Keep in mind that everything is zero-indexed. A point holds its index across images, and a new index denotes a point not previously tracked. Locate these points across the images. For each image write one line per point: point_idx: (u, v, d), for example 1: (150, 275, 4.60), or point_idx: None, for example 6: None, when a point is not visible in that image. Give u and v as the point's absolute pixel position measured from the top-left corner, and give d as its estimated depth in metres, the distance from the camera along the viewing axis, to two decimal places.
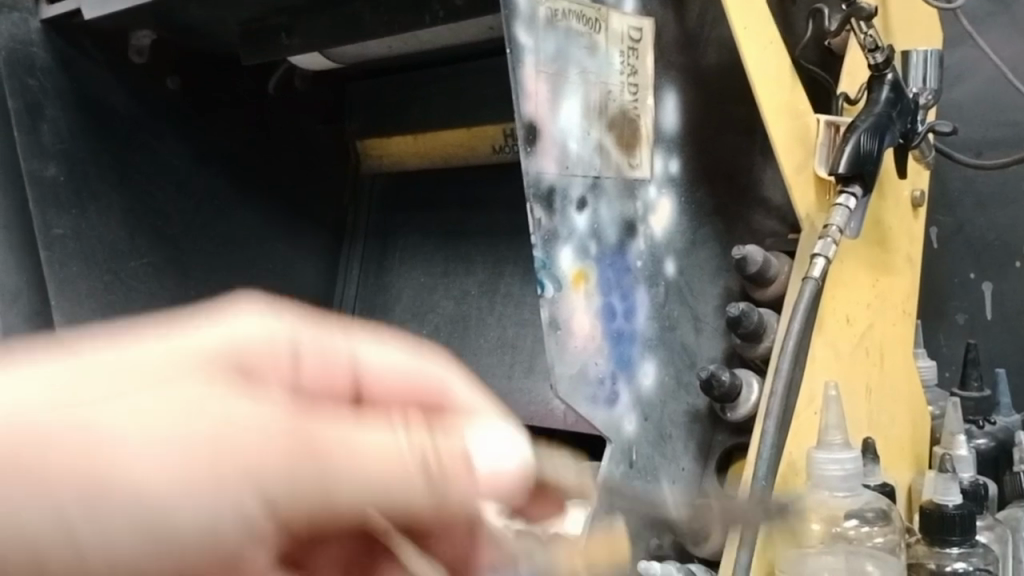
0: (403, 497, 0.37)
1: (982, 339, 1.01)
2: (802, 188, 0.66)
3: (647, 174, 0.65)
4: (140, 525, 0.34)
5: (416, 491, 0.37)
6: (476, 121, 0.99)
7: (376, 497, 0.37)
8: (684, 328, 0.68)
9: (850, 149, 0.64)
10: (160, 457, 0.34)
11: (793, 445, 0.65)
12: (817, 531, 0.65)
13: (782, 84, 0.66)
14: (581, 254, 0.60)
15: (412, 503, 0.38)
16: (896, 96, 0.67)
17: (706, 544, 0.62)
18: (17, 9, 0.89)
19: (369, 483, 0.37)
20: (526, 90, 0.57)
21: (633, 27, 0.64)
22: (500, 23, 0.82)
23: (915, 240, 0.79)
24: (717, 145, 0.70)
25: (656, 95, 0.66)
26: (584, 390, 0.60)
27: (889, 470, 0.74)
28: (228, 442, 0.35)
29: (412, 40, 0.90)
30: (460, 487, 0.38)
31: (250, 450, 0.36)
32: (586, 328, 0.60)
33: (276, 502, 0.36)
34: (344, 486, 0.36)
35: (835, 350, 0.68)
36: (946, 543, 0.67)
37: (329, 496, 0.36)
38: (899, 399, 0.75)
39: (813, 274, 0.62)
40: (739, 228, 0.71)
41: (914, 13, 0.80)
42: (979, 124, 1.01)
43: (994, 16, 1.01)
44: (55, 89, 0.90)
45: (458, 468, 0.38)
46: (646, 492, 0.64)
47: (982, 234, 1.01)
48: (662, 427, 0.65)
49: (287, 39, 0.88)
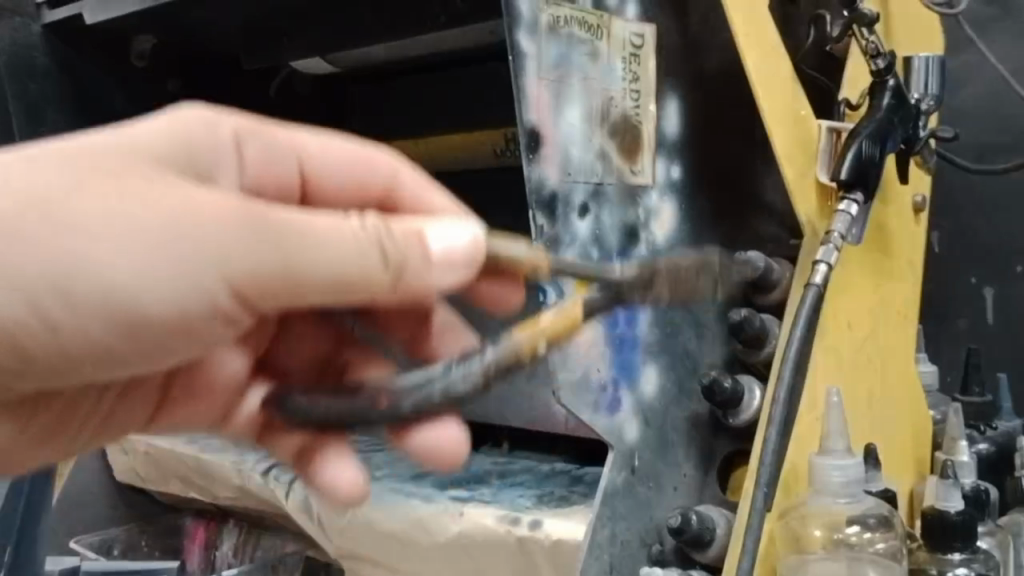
0: (361, 273, 0.45)
1: (984, 343, 1.01)
2: (804, 193, 0.66)
3: (649, 180, 0.65)
4: (114, 292, 0.43)
5: (371, 269, 0.45)
6: (476, 128, 0.96)
7: (339, 279, 0.44)
8: (686, 334, 0.68)
9: (851, 157, 0.64)
10: (136, 255, 0.42)
11: (794, 452, 0.65)
12: (818, 538, 0.65)
13: (785, 90, 0.66)
14: (583, 260, 0.60)
15: (366, 282, 0.45)
16: (897, 101, 0.67)
17: (708, 550, 0.62)
18: (18, 13, 0.88)
19: (330, 264, 0.44)
20: (528, 97, 0.57)
21: (635, 33, 0.64)
22: (502, 28, 0.82)
23: (917, 245, 0.79)
24: (718, 151, 0.70)
25: (658, 101, 0.66)
26: (586, 396, 0.60)
27: (890, 476, 0.73)
28: (190, 228, 0.42)
29: (414, 44, 0.90)
30: (412, 267, 0.46)
31: (213, 230, 0.43)
32: (588, 334, 0.60)
33: (231, 272, 0.44)
34: (304, 264, 0.44)
35: (837, 356, 0.68)
36: (948, 550, 0.67)
37: (291, 267, 0.44)
38: (901, 404, 0.75)
39: (816, 280, 0.62)
40: (742, 234, 0.71)
41: (915, 17, 0.80)
42: (981, 128, 1.02)
43: (996, 19, 1.01)
44: (56, 93, 0.91)
45: (413, 251, 0.46)
46: (648, 498, 0.64)
47: (984, 238, 1.01)
48: (664, 433, 0.65)
49: (290, 43, 0.89)
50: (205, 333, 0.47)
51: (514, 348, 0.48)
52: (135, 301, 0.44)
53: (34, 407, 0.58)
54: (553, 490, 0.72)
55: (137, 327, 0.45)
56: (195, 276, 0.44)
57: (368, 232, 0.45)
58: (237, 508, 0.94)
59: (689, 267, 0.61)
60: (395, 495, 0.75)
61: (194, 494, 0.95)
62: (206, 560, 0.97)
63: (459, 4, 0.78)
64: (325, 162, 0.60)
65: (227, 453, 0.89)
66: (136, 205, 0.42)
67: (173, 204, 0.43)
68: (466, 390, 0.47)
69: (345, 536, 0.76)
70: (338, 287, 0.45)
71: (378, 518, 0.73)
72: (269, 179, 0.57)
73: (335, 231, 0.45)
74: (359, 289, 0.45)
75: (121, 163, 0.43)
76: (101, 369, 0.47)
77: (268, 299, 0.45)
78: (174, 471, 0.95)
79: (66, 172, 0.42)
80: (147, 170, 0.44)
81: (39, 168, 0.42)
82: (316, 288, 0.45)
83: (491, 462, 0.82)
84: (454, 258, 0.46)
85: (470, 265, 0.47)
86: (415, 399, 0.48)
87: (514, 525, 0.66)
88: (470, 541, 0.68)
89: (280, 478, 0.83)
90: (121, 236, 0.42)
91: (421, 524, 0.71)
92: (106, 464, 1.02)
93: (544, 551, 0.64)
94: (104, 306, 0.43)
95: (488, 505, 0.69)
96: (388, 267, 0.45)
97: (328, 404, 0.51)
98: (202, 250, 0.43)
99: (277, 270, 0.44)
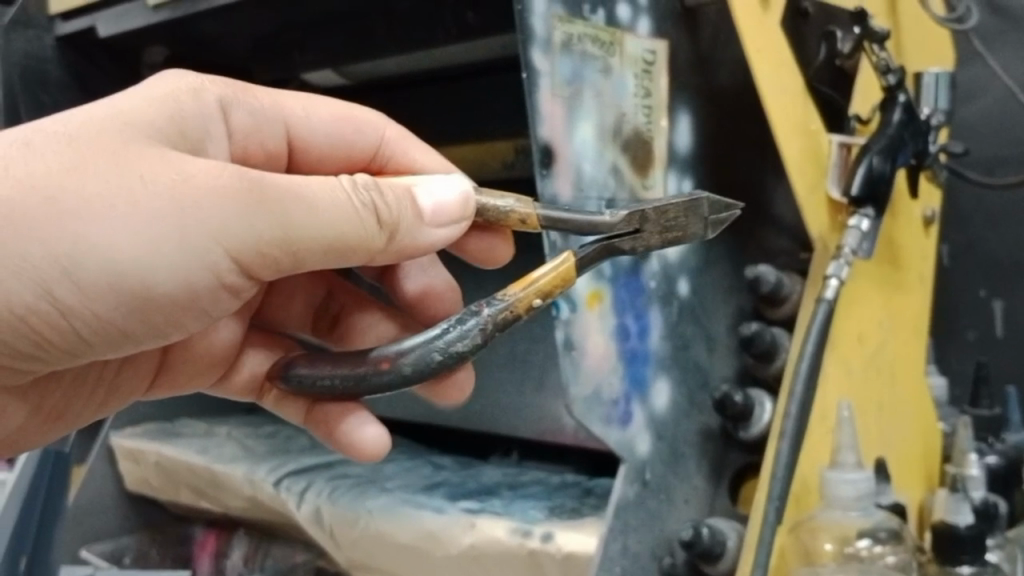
0: (359, 237, 0.51)
1: (993, 356, 1.01)
2: (816, 208, 0.67)
3: (661, 195, 0.65)
4: (122, 275, 0.48)
5: (370, 231, 0.52)
6: (489, 134, 0.97)
7: (338, 242, 0.51)
8: (697, 346, 0.68)
9: (862, 172, 0.65)
10: (141, 232, 0.47)
11: (804, 466, 0.65)
12: (829, 551, 0.66)
13: (795, 105, 0.66)
14: (596, 274, 0.61)
15: (364, 244, 0.51)
16: (907, 116, 0.68)
17: (719, 564, 0.62)
18: (31, 27, 0.88)
19: (330, 228, 0.50)
20: (542, 113, 0.57)
21: (647, 50, 0.64)
22: (514, 43, 0.83)
23: (927, 259, 0.79)
24: (728, 164, 0.70)
25: (670, 116, 0.66)
26: (598, 411, 0.60)
27: (899, 489, 0.74)
28: (190, 203, 0.48)
29: (425, 57, 0.91)
30: (405, 225, 0.53)
31: (213, 205, 0.48)
32: (600, 349, 0.60)
33: (234, 245, 0.49)
34: (302, 228, 0.50)
35: (847, 369, 0.68)
36: (957, 562, 0.68)
37: (293, 234, 0.50)
38: (911, 417, 0.75)
39: (826, 296, 0.63)
40: (751, 247, 0.72)
41: (925, 32, 0.80)
42: (991, 141, 1.02)
43: (1005, 33, 1.01)
44: (68, 103, 0.91)
45: (404, 211, 0.53)
46: (660, 511, 0.64)
47: (993, 251, 1.02)
48: (675, 446, 0.66)
49: (301, 56, 0.90)
50: (207, 304, 0.52)
51: (510, 306, 0.56)
52: (143, 277, 0.48)
53: (37, 389, 0.65)
54: (564, 502, 0.72)
55: (146, 303, 0.50)
56: (199, 250, 0.49)
57: (361, 196, 0.52)
58: (247, 519, 0.94)
59: (674, 208, 0.56)
60: (407, 506, 0.75)
61: (204, 505, 0.95)
62: (216, 568, 0.96)
63: (471, 19, 0.79)
64: (309, 130, 0.66)
65: (237, 464, 0.90)
66: (136, 183, 0.47)
67: (170, 177, 0.48)
68: (466, 348, 0.55)
69: (358, 547, 0.76)
70: (335, 251, 0.51)
71: (390, 529, 0.74)
72: (256, 144, 0.63)
73: (331, 195, 0.51)
74: (357, 251, 0.51)
75: (118, 141, 0.48)
76: (112, 346, 0.52)
77: (272, 267, 0.51)
78: (184, 480, 0.96)
79: (70, 152, 0.47)
80: (141, 144, 0.49)
81: (42, 154, 0.47)
82: (314, 252, 0.51)
83: (502, 473, 0.83)
84: (440, 214, 0.54)
85: (456, 220, 0.55)
86: (419, 360, 0.55)
87: (526, 537, 0.66)
88: (481, 552, 0.68)
89: (292, 489, 0.84)
90: (130, 221, 0.47)
91: (433, 536, 0.71)
92: (118, 473, 1.03)
93: (556, 563, 0.64)
94: (113, 288, 0.48)
95: (500, 517, 0.69)
96: (384, 228, 0.52)
97: (336, 372, 0.58)
98: (206, 226, 0.48)
99: (280, 236, 0.49)
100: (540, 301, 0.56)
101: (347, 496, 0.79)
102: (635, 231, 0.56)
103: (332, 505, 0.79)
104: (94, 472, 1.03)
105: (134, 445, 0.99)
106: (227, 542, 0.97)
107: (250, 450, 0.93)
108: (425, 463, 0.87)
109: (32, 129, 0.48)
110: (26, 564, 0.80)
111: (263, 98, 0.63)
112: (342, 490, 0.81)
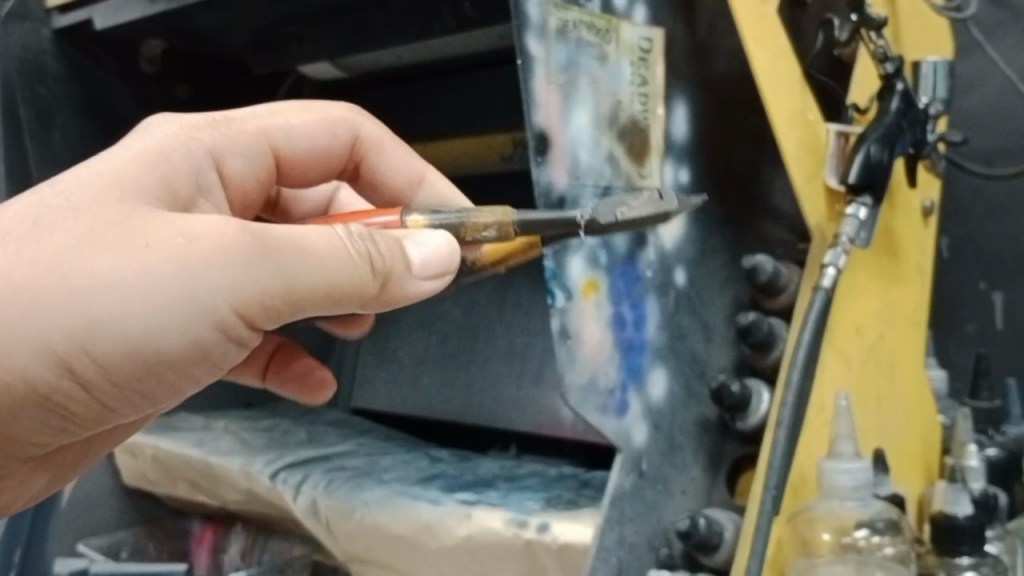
0: (355, 286, 0.48)
1: (994, 348, 1.01)
2: (813, 197, 0.66)
3: (658, 184, 0.65)
4: (135, 340, 0.46)
5: (365, 279, 0.48)
6: (485, 130, 0.96)
7: (335, 290, 0.48)
8: (693, 337, 0.67)
9: (859, 159, 0.64)
10: (149, 301, 0.45)
11: (803, 457, 0.65)
12: (827, 541, 0.65)
13: (791, 92, 0.66)
14: (592, 264, 0.60)
15: (359, 292, 0.48)
16: (905, 105, 0.68)
17: (717, 553, 0.61)
18: (28, 19, 0.86)
19: (327, 278, 0.47)
20: (537, 100, 0.57)
21: (644, 38, 0.64)
22: (510, 33, 0.82)
23: (926, 250, 0.79)
24: (725, 155, 0.70)
25: (666, 105, 0.66)
26: (594, 400, 0.60)
27: (900, 480, 0.73)
28: (199, 265, 0.45)
29: (423, 48, 0.90)
30: (397, 274, 0.50)
31: (220, 265, 0.46)
32: (596, 338, 0.60)
33: (239, 298, 0.46)
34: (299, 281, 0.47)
35: (846, 359, 0.68)
36: (957, 553, 0.67)
37: (291, 283, 0.47)
38: (910, 409, 0.75)
39: (823, 284, 0.62)
40: (749, 236, 0.72)
41: (924, 22, 0.80)
42: (991, 133, 1.02)
43: (1003, 24, 1.01)
44: (66, 97, 0.89)
45: (397, 262, 0.50)
46: (656, 501, 0.64)
47: (993, 243, 1.01)
48: (672, 437, 0.65)
49: (298, 49, 0.88)
50: (217, 357, 0.49)
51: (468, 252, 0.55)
52: (154, 339, 0.46)
53: (58, 456, 0.63)
54: (560, 493, 0.72)
55: (161, 368, 0.48)
56: (206, 308, 0.46)
57: (357, 244, 0.49)
58: (244, 512, 0.94)
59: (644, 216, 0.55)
60: (402, 499, 0.75)
61: (202, 499, 0.95)
62: (214, 563, 0.97)
63: (468, 9, 0.78)
64: (292, 146, 0.64)
65: (233, 457, 0.90)
66: (143, 253, 0.46)
67: (174, 240, 0.46)
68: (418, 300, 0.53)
69: (353, 540, 0.76)
70: (334, 298, 0.48)
71: (385, 521, 0.74)
72: (252, 180, 0.61)
73: (326, 242, 0.48)
74: (352, 298, 0.48)
75: (126, 211, 0.47)
76: (136, 405, 0.51)
77: (274, 317, 0.48)
78: (181, 474, 0.95)
79: (83, 223, 0.46)
80: (143, 211, 0.47)
81: (53, 235, 0.46)
82: (315, 300, 0.48)
83: (499, 466, 0.82)
84: (432, 265, 0.51)
85: (444, 273, 0.52)
86: None
87: (522, 528, 0.66)
88: (476, 544, 0.67)
89: (288, 482, 0.84)
90: (138, 276, 0.45)
91: (428, 527, 0.71)
92: (116, 467, 1.03)
93: (553, 555, 0.64)
94: (127, 346, 0.46)
95: (495, 509, 0.69)
96: (377, 276, 0.49)
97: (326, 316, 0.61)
98: (216, 284, 0.46)
99: (281, 290, 0.47)
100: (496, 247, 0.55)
101: (343, 488, 0.79)
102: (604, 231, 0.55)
103: (329, 497, 0.79)
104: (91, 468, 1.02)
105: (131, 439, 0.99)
106: (225, 536, 0.97)
107: (246, 443, 0.93)
108: (422, 456, 0.87)
109: (38, 203, 0.47)
110: (21, 558, 0.80)
111: (246, 127, 0.61)
112: (338, 483, 0.81)
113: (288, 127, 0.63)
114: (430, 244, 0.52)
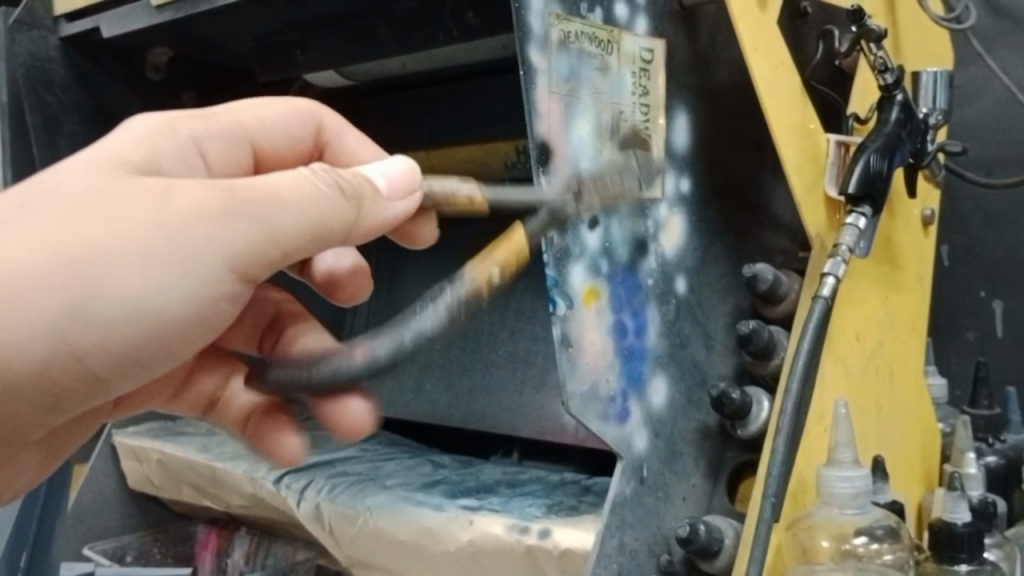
0: (333, 216, 0.51)
1: (994, 357, 1.01)
2: (813, 207, 0.67)
3: (659, 194, 0.65)
4: None
5: (340, 209, 0.51)
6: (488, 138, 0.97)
7: (319, 226, 0.51)
8: (695, 345, 0.68)
9: (859, 169, 0.65)
10: (147, 273, 0.48)
11: (803, 464, 0.65)
12: (826, 549, 0.65)
13: (790, 100, 0.66)
14: (593, 272, 0.61)
15: (337, 222, 0.51)
16: (905, 116, 0.68)
17: (716, 560, 0.62)
18: (36, 28, 0.87)
19: (305, 213, 0.50)
20: (540, 111, 0.58)
21: (646, 48, 0.64)
22: (511, 42, 0.83)
23: (927, 259, 0.80)
24: (727, 165, 0.71)
25: (668, 115, 0.66)
26: (595, 408, 0.60)
27: (899, 488, 0.74)
28: (185, 229, 0.48)
29: (425, 57, 0.91)
30: (367, 199, 0.53)
31: (204, 225, 0.48)
32: (597, 346, 0.61)
33: (235, 259, 0.49)
34: (282, 224, 0.50)
35: (845, 367, 0.68)
36: (955, 560, 0.67)
37: (274, 231, 0.50)
38: (910, 418, 0.76)
39: (823, 293, 0.63)
40: (750, 245, 0.72)
41: (924, 32, 0.81)
42: (991, 141, 1.02)
43: (1005, 33, 1.01)
44: (72, 103, 0.90)
45: (364, 186, 0.53)
46: (658, 508, 0.64)
47: (994, 252, 1.02)
48: (673, 444, 0.66)
49: (302, 55, 0.89)
50: (216, 317, 0.52)
51: (471, 281, 0.50)
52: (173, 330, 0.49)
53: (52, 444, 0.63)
54: (562, 500, 0.72)
55: None
56: (213, 272, 0.49)
57: (323, 178, 0.52)
58: (250, 517, 0.94)
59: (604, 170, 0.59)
60: (404, 504, 0.75)
61: (208, 503, 0.96)
62: (217, 566, 0.98)
63: (471, 19, 0.78)
64: (268, 136, 0.64)
65: (237, 462, 0.91)
66: (132, 222, 0.47)
67: (164, 210, 0.48)
68: (437, 325, 0.48)
69: (356, 545, 0.77)
70: (318, 234, 0.51)
71: (388, 527, 0.74)
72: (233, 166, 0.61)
73: (297, 182, 0.51)
74: (336, 232, 0.51)
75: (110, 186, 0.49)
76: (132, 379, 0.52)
77: (267, 267, 0.51)
78: (186, 479, 0.96)
79: (80, 206, 0.48)
80: (125, 179, 0.49)
81: (43, 218, 0.48)
82: (302, 240, 0.51)
83: (502, 472, 0.83)
84: (396, 187, 0.55)
85: (410, 191, 0.55)
86: (392, 344, 0.47)
87: (523, 534, 0.66)
88: (478, 549, 0.68)
89: (292, 487, 0.84)
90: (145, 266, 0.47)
91: (431, 533, 0.71)
92: (121, 471, 1.04)
93: (554, 561, 0.64)
94: (143, 322, 0.49)
95: (497, 515, 0.70)
96: (349, 203, 0.52)
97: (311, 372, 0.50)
98: (209, 242, 0.48)
99: (265, 236, 0.50)
100: (497, 274, 0.51)
101: (346, 493, 0.80)
102: (574, 196, 0.56)
103: (331, 502, 0.80)
104: (97, 472, 1.04)
105: (138, 444, 1.00)
106: (229, 541, 0.98)
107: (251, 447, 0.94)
108: (424, 462, 0.87)
109: (28, 188, 0.49)
110: (26, 561, 0.82)
111: (222, 118, 0.61)
112: (342, 488, 0.81)
113: (263, 120, 0.63)
114: (386, 166, 0.55)
